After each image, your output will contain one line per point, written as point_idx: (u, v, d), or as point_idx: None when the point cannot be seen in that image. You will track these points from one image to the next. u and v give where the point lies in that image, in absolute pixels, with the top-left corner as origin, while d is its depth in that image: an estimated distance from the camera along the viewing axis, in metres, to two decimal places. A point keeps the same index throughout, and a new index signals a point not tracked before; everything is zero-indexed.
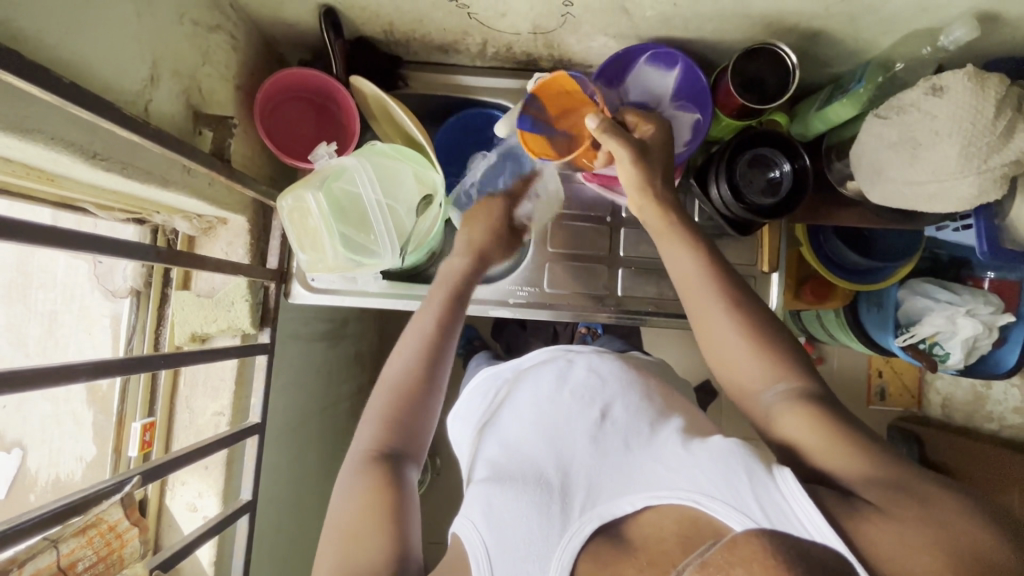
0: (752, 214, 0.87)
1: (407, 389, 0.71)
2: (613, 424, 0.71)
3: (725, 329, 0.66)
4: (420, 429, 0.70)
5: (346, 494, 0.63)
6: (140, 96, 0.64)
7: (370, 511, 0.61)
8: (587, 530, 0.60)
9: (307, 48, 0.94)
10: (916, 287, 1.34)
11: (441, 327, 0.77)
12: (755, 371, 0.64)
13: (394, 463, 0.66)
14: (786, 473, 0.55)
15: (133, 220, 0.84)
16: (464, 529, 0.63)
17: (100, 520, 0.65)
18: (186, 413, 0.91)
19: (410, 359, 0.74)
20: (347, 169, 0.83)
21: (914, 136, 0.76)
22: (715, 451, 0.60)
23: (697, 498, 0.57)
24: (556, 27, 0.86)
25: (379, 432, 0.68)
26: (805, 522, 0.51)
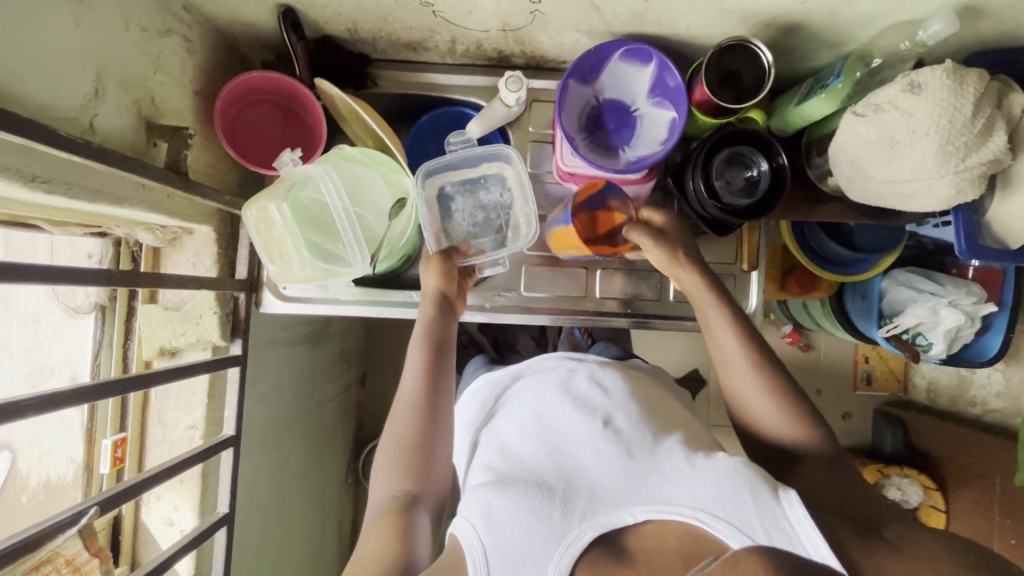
0: (729, 215, 0.85)
1: (416, 433, 0.77)
2: (616, 432, 0.70)
3: (756, 394, 0.75)
4: (431, 469, 0.76)
5: (366, 530, 0.72)
6: (84, 112, 0.61)
7: (378, 548, 0.68)
8: (588, 537, 0.62)
9: (268, 47, 0.90)
10: (900, 277, 1.32)
11: (429, 379, 0.81)
12: (792, 428, 0.73)
13: (405, 503, 0.73)
14: (791, 496, 0.60)
15: (93, 234, 0.82)
16: (464, 532, 0.64)
17: (54, 555, 0.71)
18: (159, 428, 0.89)
19: (409, 408, 0.79)
20: (312, 177, 0.80)
21: (892, 135, 0.74)
22: (719, 469, 0.63)
23: (703, 518, 0.60)
24: (525, 24, 0.83)
25: (398, 474, 0.75)
26: (805, 541, 0.58)
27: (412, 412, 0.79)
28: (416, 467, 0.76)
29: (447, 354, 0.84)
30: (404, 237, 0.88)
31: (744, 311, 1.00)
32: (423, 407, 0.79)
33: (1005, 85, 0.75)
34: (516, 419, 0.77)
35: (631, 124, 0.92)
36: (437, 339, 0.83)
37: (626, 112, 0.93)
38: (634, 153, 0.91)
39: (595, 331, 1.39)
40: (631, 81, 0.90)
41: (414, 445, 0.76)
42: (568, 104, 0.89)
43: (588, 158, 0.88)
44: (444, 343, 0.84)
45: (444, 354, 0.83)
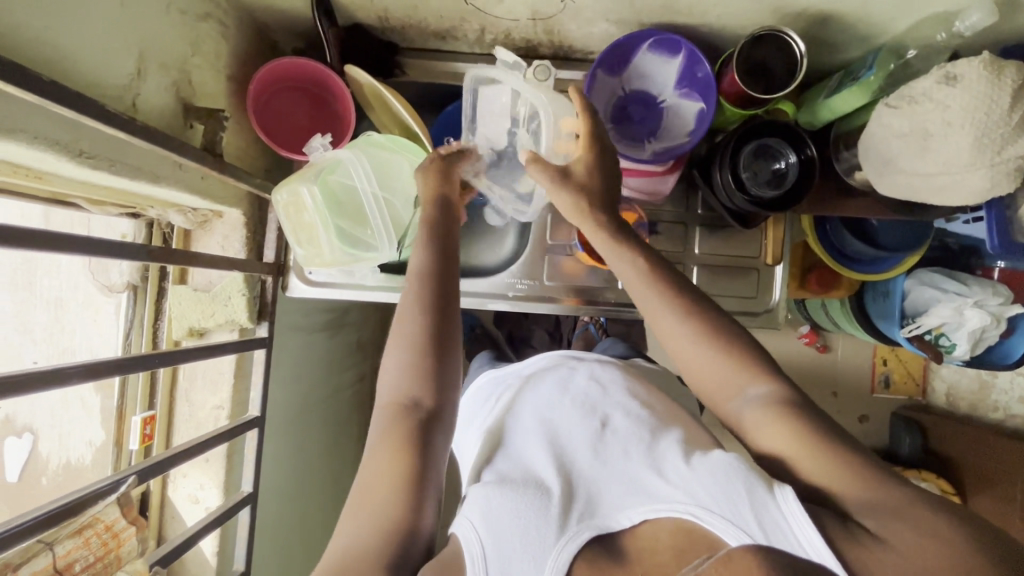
0: (757, 207, 0.85)
1: (426, 339, 0.70)
2: (614, 434, 0.71)
3: (686, 342, 0.67)
4: (444, 384, 0.69)
5: (372, 446, 0.66)
6: (126, 91, 0.62)
7: (390, 473, 0.63)
8: (584, 537, 0.60)
9: (299, 35, 0.92)
10: (924, 277, 1.31)
11: (437, 283, 0.73)
12: (724, 378, 0.65)
13: (416, 419, 0.67)
14: (788, 492, 0.53)
15: (127, 214, 0.84)
16: (463, 530, 0.62)
17: (96, 521, 0.70)
18: (187, 407, 0.91)
19: (415, 317, 0.71)
20: (342, 162, 0.81)
21: (925, 127, 0.74)
22: (714, 466, 0.59)
23: (695, 512, 0.57)
24: (555, 13, 0.84)
25: (404, 387, 0.69)
26: (804, 543, 0.51)
27: (420, 318, 0.71)
28: (425, 378, 0.69)
29: (454, 256, 0.76)
30: None
31: (768, 305, 0.99)
32: (432, 318, 0.71)
33: None
34: (522, 424, 0.77)
35: (657, 116, 0.92)
36: (440, 241, 0.77)
37: (652, 103, 0.92)
38: (660, 144, 0.90)
39: (612, 325, 1.39)
40: (658, 72, 0.90)
41: (422, 356, 0.70)
42: (595, 95, 0.89)
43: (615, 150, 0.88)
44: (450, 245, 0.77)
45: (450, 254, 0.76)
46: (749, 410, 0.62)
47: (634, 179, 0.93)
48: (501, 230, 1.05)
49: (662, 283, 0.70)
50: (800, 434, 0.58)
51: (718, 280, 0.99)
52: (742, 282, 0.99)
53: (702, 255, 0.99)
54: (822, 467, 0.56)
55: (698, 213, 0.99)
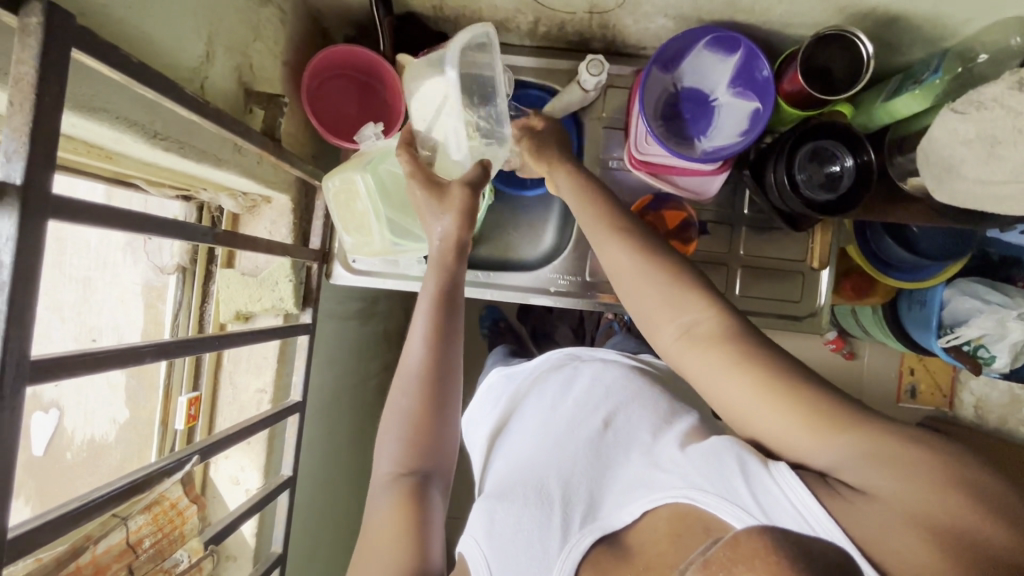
0: (811, 210, 0.84)
1: (424, 407, 0.71)
2: (615, 433, 0.72)
3: (634, 273, 0.66)
4: (439, 446, 0.71)
5: (374, 517, 0.66)
6: (195, 74, 0.62)
7: (391, 534, 0.63)
8: (587, 542, 0.59)
9: (352, 22, 0.92)
10: (967, 288, 1.28)
11: (440, 338, 0.73)
12: (669, 308, 0.63)
13: (414, 481, 0.68)
14: (782, 467, 0.52)
15: (180, 196, 0.84)
16: (471, 549, 0.64)
17: (162, 498, 0.75)
18: (230, 389, 0.92)
19: (407, 388, 0.72)
20: (394, 151, 0.80)
21: (993, 135, 0.72)
22: (707, 449, 0.58)
23: (689, 494, 0.55)
24: (613, 7, 0.83)
25: (402, 450, 0.70)
26: (808, 516, 0.48)
27: (417, 391, 0.72)
28: (424, 445, 0.70)
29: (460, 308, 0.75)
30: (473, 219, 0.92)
31: (813, 308, 0.98)
32: (425, 388, 0.71)
33: None
34: (527, 428, 0.79)
35: (709, 115, 0.90)
36: (446, 292, 0.74)
37: (704, 101, 0.90)
38: (710, 144, 0.89)
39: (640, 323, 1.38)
40: (713, 70, 0.89)
41: (422, 418, 0.70)
42: (647, 91, 0.88)
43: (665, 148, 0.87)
44: (457, 294, 0.75)
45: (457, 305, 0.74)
46: (695, 337, 0.61)
47: (682, 177, 0.92)
48: (540, 226, 1.05)
49: (623, 235, 0.69)
50: (754, 378, 0.55)
51: (762, 281, 0.98)
52: (787, 285, 0.98)
53: (746, 256, 0.98)
54: (781, 410, 0.53)
55: (745, 214, 0.98)
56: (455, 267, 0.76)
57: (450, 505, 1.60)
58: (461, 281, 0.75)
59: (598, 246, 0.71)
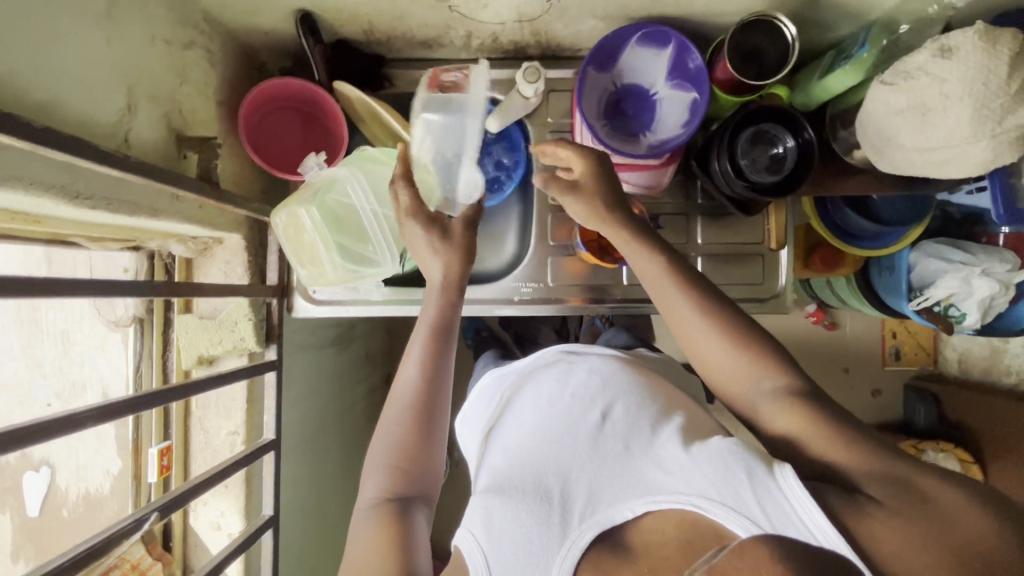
0: (756, 193, 0.85)
1: (410, 430, 0.72)
2: (613, 426, 0.72)
3: (707, 337, 0.69)
4: (426, 469, 0.72)
5: (356, 541, 0.66)
6: (117, 127, 0.62)
7: (378, 556, 0.63)
8: (587, 538, 0.63)
9: (286, 53, 0.91)
10: (930, 248, 1.30)
11: (429, 371, 0.75)
12: (740, 373, 0.68)
13: (399, 504, 0.68)
14: (787, 471, 0.57)
15: (127, 247, 0.83)
16: (467, 542, 0.65)
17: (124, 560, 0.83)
18: (201, 435, 0.91)
19: (398, 418, 0.73)
20: (338, 180, 0.81)
21: (923, 102, 0.73)
22: (713, 451, 0.63)
23: (697, 502, 0.60)
24: (541, 13, 0.83)
25: (387, 477, 0.70)
26: (809, 525, 0.54)
27: (405, 420, 0.73)
28: (411, 470, 0.71)
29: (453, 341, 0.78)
30: None
31: (776, 289, 0.99)
32: (415, 415, 0.73)
33: None
34: (523, 420, 0.78)
35: (651, 109, 0.91)
36: (444, 329, 0.77)
37: (645, 95, 0.91)
38: (656, 138, 0.89)
39: (619, 318, 1.38)
40: (649, 64, 0.89)
41: (409, 442, 0.72)
42: (587, 92, 0.89)
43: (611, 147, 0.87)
44: (448, 330, 0.78)
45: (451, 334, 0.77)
46: (765, 398, 0.66)
47: (630, 173, 0.92)
48: (502, 236, 1.04)
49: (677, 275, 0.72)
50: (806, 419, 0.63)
51: (724, 268, 0.98)
52: (746, 269, 0.99)
53: (705, 245, 0.98)
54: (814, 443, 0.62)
55: (698, 202, 0.98)
56: (448, 304, 0.78)
57: (452, 518, 1.59)
58: (453, 321, 0.78)
59: (648, 280, 0.74)
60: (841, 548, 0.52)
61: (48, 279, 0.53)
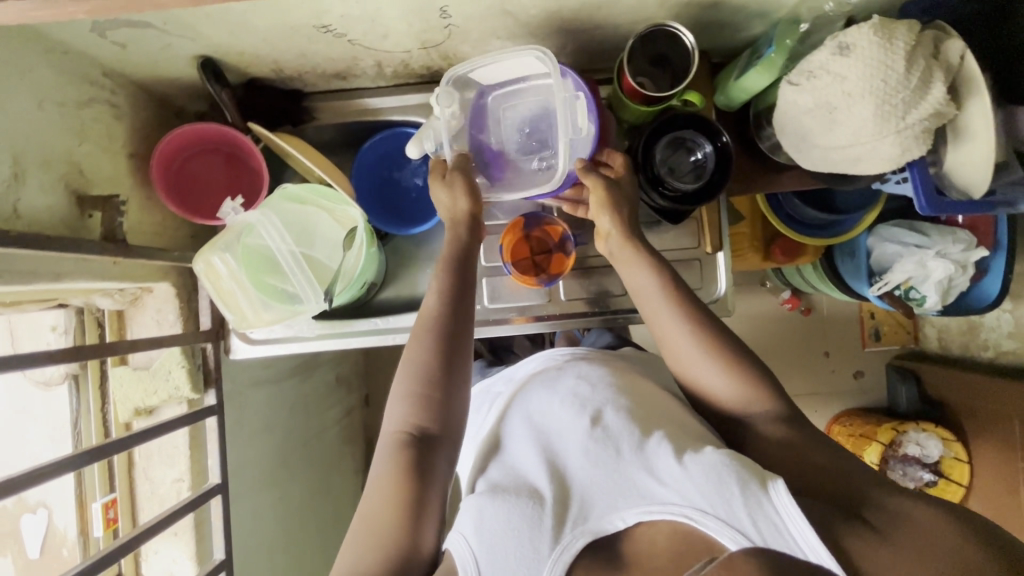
0: (678, 202, 0.85)
1: (431, 381, 0.72)
2: (606, 430, 0.69)
3: (701, 363, 0.72)
4: (448, 415, 0.72)
5: (373, 480, 0.70)
6: (4, 199, 0.62)
7: (389, 504, 0.67)
8: (578, 544, 0.62)
9: (200, 97, 0.91)
10: (885, 233, 1.28)
11: (448, 324, 0.75)
12: (731, 393, 0.71)
13: (418, 446, 0.70)
14: (780, 487, 0.58)
15: (52, 307, 0.84)
16: (457, 545, 0.64)
17: None
18: (147, 484, 0.91)
19: (423, 354, 0.73)
20: (254, 226, 0.82)
21: (828, 101, 0.72)
22: (707, 464, 0.61)
23: (691, 515, 0.60)
24: (444, 39, 0.82)
25: (410, 411, 0.72)
26: (799, 540, 0.55)
27: (413, 410, 0.72)
28: (433, 407, 0.72)
29: (467, 294, 0.78)
30: (359, 267, 0.87)
31: (715, 294, 0.98)
32: (438, 353, 0.73)
33: (941, 30, 0.70)
34: (518, 433, 0.76)
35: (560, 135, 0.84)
36: (459, 260, 0.79)
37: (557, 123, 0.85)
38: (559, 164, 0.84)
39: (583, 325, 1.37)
40: (555, 89, 0.84)
41: (427, 387, 0.72)
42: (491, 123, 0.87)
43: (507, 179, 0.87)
44: (463, 288, 0.78)
45: (464, 296, 0.77)
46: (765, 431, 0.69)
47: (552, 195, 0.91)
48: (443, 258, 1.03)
49: (672, 298, 0.75)
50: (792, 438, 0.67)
51: None
52: (685, 275, 0.98)
53: None
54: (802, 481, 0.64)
55: None
56: (451, 296, 0.77)
57: None
58: (465, 304, 0.77)
59: (625, 269, 0.80)
60: (828, 559, 0.55)
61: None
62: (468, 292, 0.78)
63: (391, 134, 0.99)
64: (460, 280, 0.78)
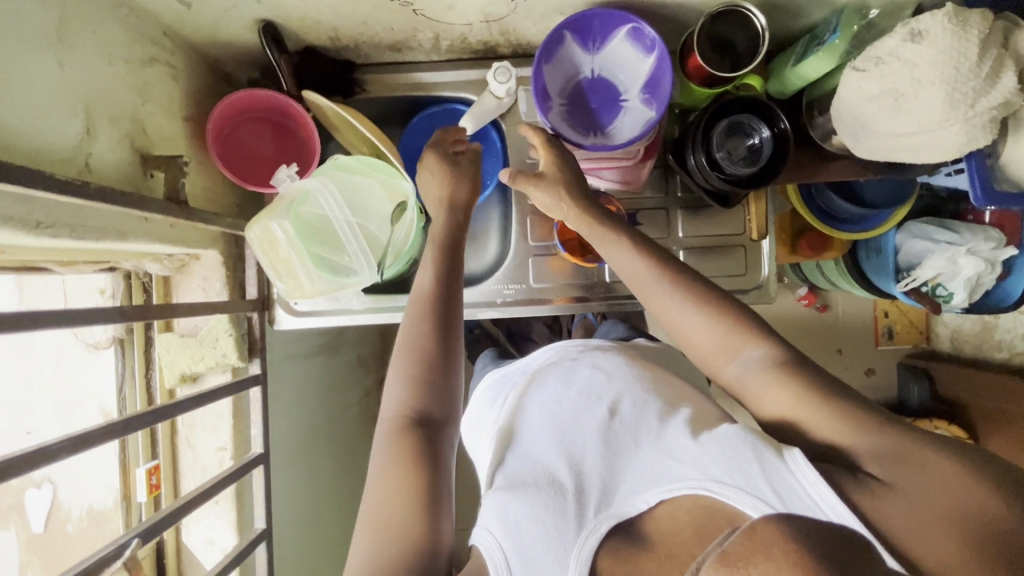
0: (732, 185, 0.84)
1: (432, 355, 0.72)
2: (622, 422, 0.70)
3: (705, 338, 0.68)
4: (447, 393, 0.71)
5: (379, 463, 0.66)
6: (77, 152, 0.61)
7: (402, 484, 0.64)
8: (603, 529, 0.60)
9: (252, 63, 0.90)
10: (915, 229, 1.29)
11: (441, 302, 0.75)
12: None
13: (421, 424, 0.69)
14: (796, 455, 0.55)
15: (102, 269, 0.83)
16: (485, 542, 0.62)
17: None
18: (189, 452, 0.91)
19: (422, 328, 0.73)
20: (310, 193, 0.82)
21: (895, 88, 0.72)
22: (721, 437, 0.60)
23: (708, 486, 0.57)
24: (508, 13, 0.81)
25: (410, 392, 0.70)
26: (826, 508, 0.52)
27: (415, 390, 0.70)
28: (432, 385, 0.71)
29: (457, 283, 0.78)
30: (407, 241, 0.89)
31: (758, 281, 0.99)
32: (435, 330, 0.73)
33: (1011, 22, 0.70)
34: (532, 421, 0.76)
35: (616, 113, 0.86)
36: (449, 260, 0.79)
37: (616, 100, 0.86)
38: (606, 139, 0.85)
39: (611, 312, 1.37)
40: (630, 67, 0.85)
41: (426, 363, 0.71)
42: (556, 67, 0.84)
43: (553, 126, 0.82)
44: (454, 275, 0.78)
45: (454, 284, 0.77)
46: None
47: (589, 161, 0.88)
48: (483, 236, 1.03)
49: (667, 275, 0.71)
50: (796, 396, 0.61)
51: (705, 261, 0.98)
52: (729, 261, 0.98)
53: (686, 238, 0.98)
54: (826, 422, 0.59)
55: (678, 197, 0.98)
56: (445, 286, 0.77)
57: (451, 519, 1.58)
58: (455, 296, 0.77)
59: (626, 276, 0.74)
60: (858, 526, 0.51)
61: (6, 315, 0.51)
62: (458, 279, 0.79)
63: (438, 109, 0.99)
64: (448, 272, 0.78)
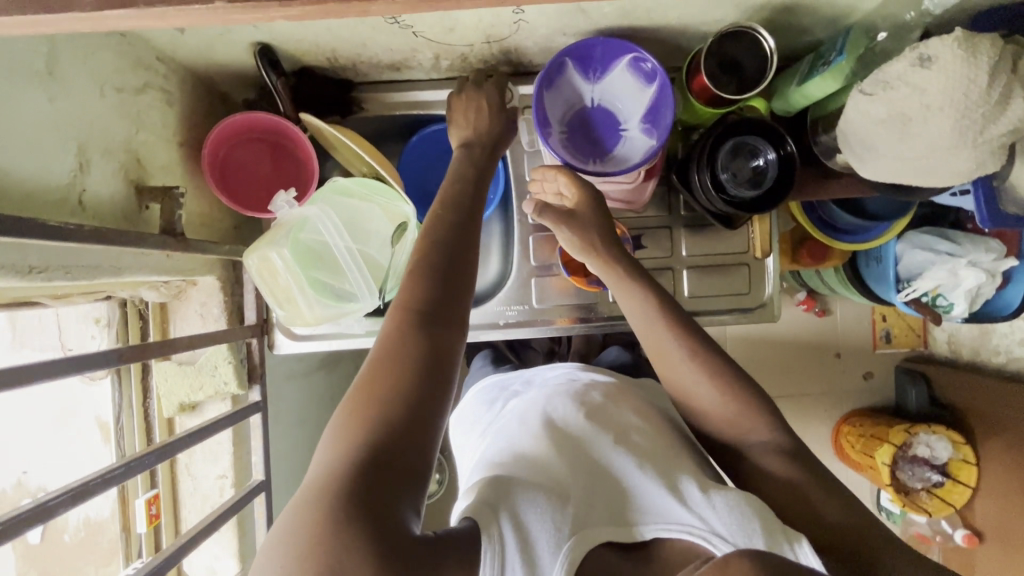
0: (736, 209, 0.83)
1: (448, 265, 0.62)
2: (630, 447, 0.68)
3: (699, 386, 0.70)
4: (461, 307, 0.61)
5: (375, 355, 0.56)
6: (70, 189, 0.60)
7: (397, 389, 0.54)
8: (597, 541, 0.58)
9: (247, 83, 0.88)
10: (916, 239, 1.26)
11: (459, 220, 0.67)
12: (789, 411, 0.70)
13: (432, 330, 0.58)
14: (806, 548, 0.56)
15: (97, 299, 0.82)
16: (476, 512, 0.56)
17: None
18: (189, 480, 0.90)
19: (441, 235, 0.64)
20: (310, 219, 0.80)
21: (904, 112, 0.71)
22: (731, 497, 0.60)
23: (707, 538, 0.58)
24: (510, 33, 0.80)
25: (424, 291, 0.60)
26: None
27: (428, 290, 0.60)
28: (448, 295, 0.61)
29: (478, 209, 0.70)
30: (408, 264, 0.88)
31: (761, 299, 0.98)
32: (460, 248, 0.64)
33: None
34: (531, 425, 0.73)
35: (616, 141, 0.86)
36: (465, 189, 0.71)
37: (616, 127, 0.86)
38: (607, 166, 0.84)
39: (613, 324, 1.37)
40: (630, 96, 0.84)
41: (442, 270, 0.61)
42: (556, 94, 0.84)
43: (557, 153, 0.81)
44: (472, 200, 0.70)
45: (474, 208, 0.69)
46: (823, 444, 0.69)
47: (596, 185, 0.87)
48: (485, 254, 1.02)
49: (677, 325, 0.72)
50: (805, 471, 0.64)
51: (709, 279, 0.98)
52: (732, 280, 0.98)
53: (689, 257, 0.97)
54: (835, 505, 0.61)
55: (681, 215, 0.97)
56: (463, 208, 0.68)
57: None
58: (475, 220, 0.68)
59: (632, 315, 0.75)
60: None
61: (5, 370, 0.49)
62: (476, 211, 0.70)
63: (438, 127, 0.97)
64: (470, 196, 0.70)
